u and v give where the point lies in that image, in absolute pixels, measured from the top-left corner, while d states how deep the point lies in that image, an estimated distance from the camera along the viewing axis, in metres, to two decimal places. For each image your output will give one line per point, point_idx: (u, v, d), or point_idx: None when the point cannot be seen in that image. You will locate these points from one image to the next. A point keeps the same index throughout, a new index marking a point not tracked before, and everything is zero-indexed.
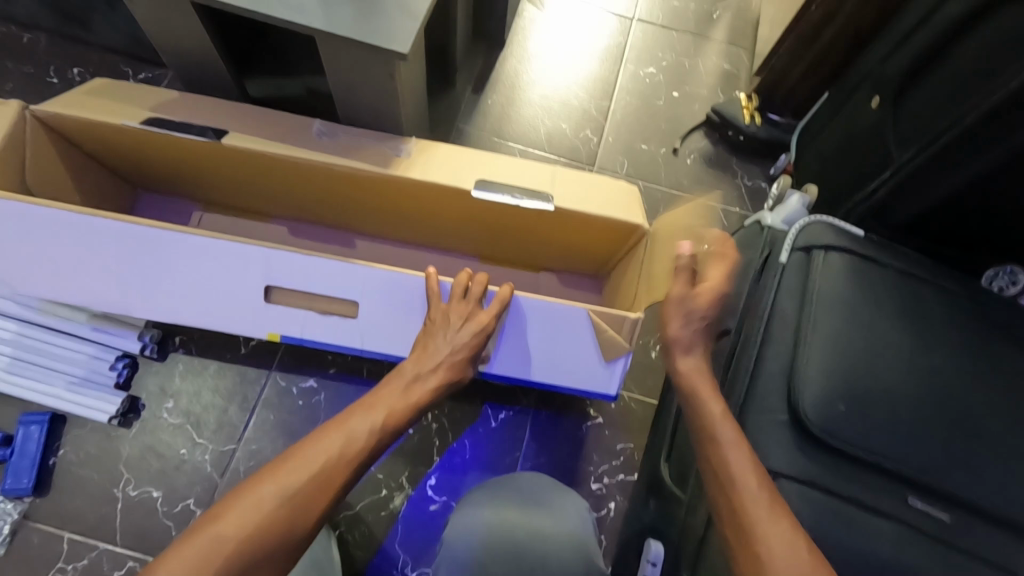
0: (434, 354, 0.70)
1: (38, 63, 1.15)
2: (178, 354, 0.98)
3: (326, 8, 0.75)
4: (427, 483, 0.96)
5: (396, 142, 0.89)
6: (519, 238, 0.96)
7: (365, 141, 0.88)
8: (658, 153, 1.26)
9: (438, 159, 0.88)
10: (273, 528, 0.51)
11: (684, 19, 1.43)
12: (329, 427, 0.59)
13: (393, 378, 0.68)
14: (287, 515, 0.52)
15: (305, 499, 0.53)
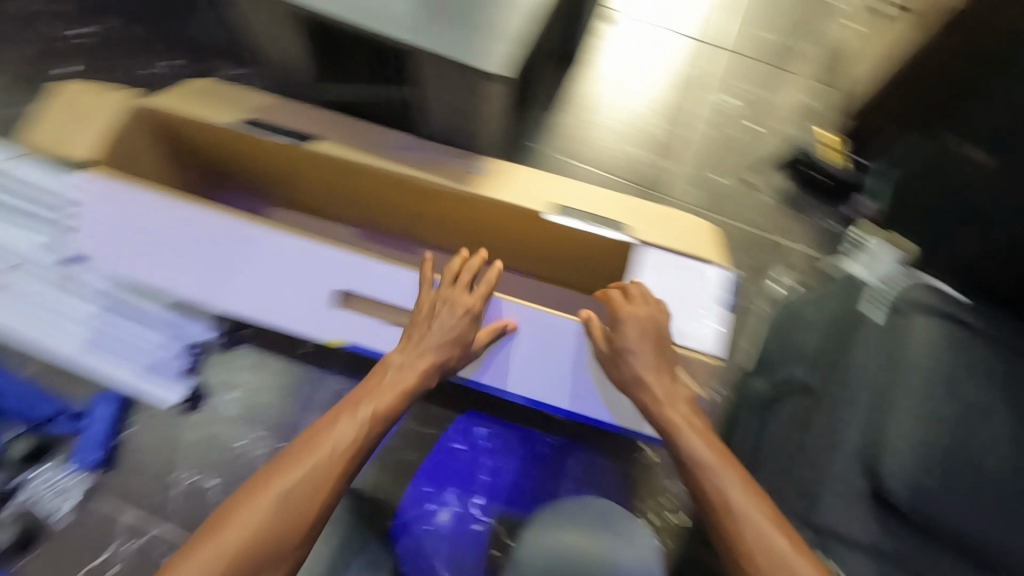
0: (419, 343, 0.71)
1: (140, 55, 1.21)
2: (244, 346, 1.01)
3: (422, 25, 0.74)
4: (473, 502, 0.95)
5: (474, 160, 0.87)
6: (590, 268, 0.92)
7: (444, 156, 0.87)
8: (729, 186, 1.23)
9: (514, 180, 0.86)
10: (275, 528, 0.58)
11: (770, 49, 1.38)
12: (319, 430, 0.65)
13: (375, 374, 0.71)
14: (289, 513, 0.59)
15: (304, 499, 0.60)
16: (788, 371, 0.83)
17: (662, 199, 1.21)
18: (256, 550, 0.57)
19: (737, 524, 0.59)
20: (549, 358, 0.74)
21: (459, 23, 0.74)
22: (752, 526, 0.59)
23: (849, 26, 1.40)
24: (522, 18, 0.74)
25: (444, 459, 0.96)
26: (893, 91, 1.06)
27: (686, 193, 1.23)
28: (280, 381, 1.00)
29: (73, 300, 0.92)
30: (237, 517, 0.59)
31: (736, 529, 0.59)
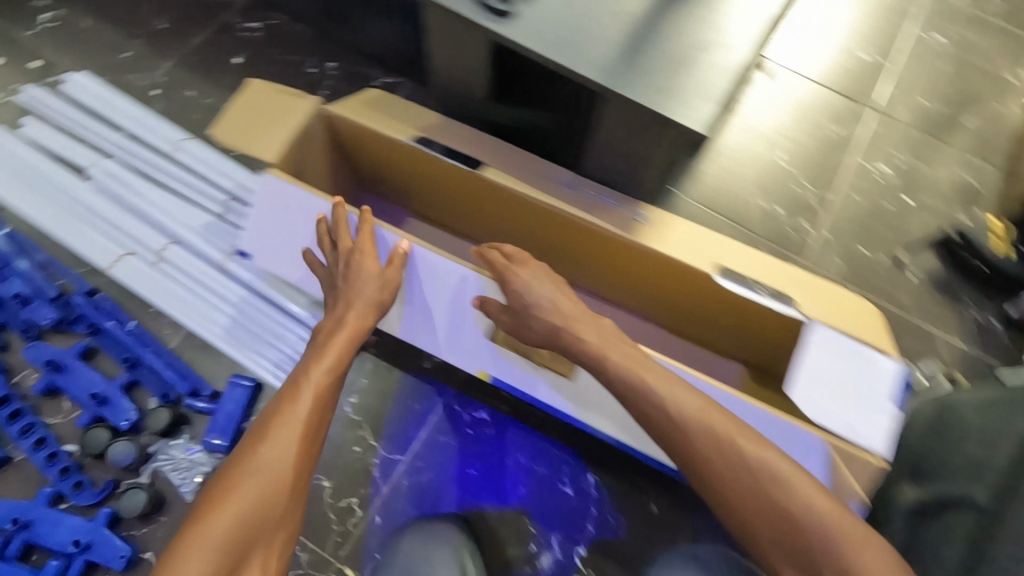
0: (343, 301, 0.74)
1: (301, 54, 1.26)
2: (368, 353, 1.01)
3: (630, 75, 0.73)
4: (551, 539, 0.93)
5: (636, 207, 0.86)
6: (729, 330, 0.90)
7: (608, 200, 0.86)
8: (877, 261, 1.16)
9: (677, 233, 0.84)
10: (261, 499, 0.60)
11: (928, 121, 1.31)
12: (282, 406, 0.65)
13: (320, 337, 0.73)
14: (272, 484, 0.61)
15: (281, 468, 0.61)
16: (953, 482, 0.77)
17: (803, 265, 1.15)
18: (254, 522, 0.59)
19: (723, 465, 0.61)
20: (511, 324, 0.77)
21: (666, 77, 0.74)
22: (749, 471, 0.61)
23: (1017, 108, 1.32)
24: (731, 80, 0.74)
25: (550, 500, 0.95)
26: None
27: (831, 261, 1.16)
28: (399, 392, 0.99)
29: (227, 283, 1.00)
30: (224, 505, 0.59)
31: (731, 481, 0.61)
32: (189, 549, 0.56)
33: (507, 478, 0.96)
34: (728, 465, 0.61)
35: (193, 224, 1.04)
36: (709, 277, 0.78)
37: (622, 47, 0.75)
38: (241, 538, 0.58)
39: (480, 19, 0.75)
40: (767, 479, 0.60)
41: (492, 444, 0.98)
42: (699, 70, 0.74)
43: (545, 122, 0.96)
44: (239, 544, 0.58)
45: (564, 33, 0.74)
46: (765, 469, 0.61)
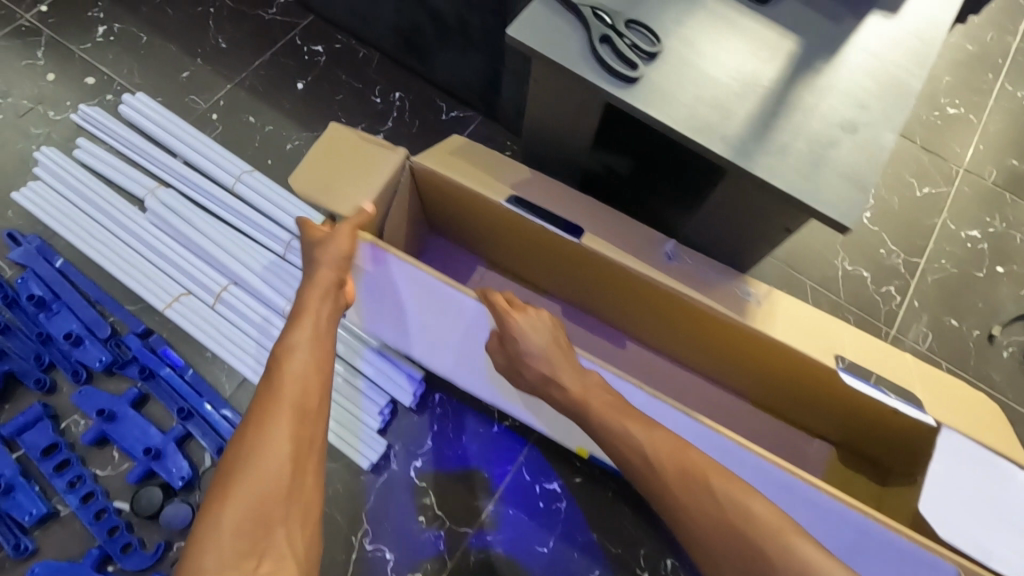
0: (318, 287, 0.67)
1: (367, 82, 1.20)
2: (434, 412, 0.96)
3: (767, 155, 0.67)
4: None
5: (743, 283, 0.80)
6: (826, 412, 0.85)
7: (712, 274, 0.80)
8: (969, 335, 1.10)
9: (787, 315, 0.78)
10: (259, 491, 0.51)
11: (1019, 183, 1.25)
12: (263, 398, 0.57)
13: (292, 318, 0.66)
14: (267, 474, 0.52)
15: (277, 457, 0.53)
16: None
17: (891, 335, 1.09)
18: (258, 516, 0.50)
19: (767, 542, 0.55)
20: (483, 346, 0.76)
21: (805, 157, 0.67)
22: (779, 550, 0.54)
23: None
24: (878, 163, 0.67)
25: None
26: None
27: (920, 333, 1.10)
28: (467, 457, 0.94)
29: None
30: (221, 501, 0.50)
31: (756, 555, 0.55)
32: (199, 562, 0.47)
33: (580, 558, 0.90)
34: (761, 534, 0.55)
35: (253, 263, 0.98)
36: (831, 370, 0.74)
37: (757, 121, 0.68)
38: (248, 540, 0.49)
39: (605, 84, 0.68)
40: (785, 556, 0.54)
41: (564, 519, 0.92)
42: (841, 150, 0.67)
43: (620, 165, 0.90)
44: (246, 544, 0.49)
45: (694, 104, 0.68)
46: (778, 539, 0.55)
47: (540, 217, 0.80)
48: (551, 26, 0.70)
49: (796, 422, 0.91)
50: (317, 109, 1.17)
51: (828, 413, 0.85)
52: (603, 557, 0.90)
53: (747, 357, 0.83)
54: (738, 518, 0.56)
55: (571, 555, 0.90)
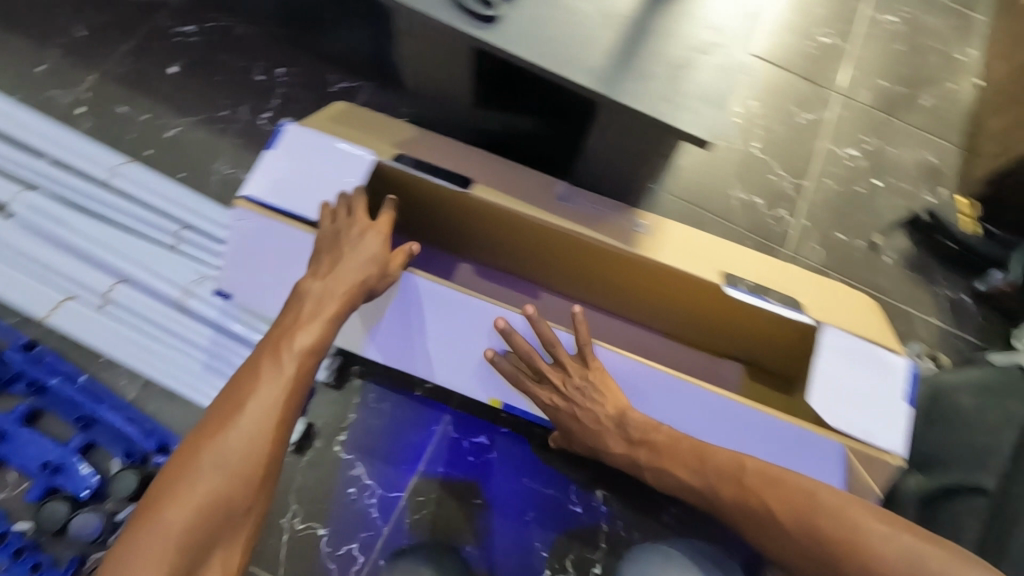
0: (341, 273, 0.67)
1: (248, 59, 1.14)
2: (354, 384, 0.95)
3: (631, 85, 0.68)
4: (535, 542, 0.90)
5: (633, 216, 0.83)
6: (731, 332, 0.87)
7: (604, 210, 0.83)
8: (855, 245, 1.18)
9: (677, 241, 0.83)
10: (230, 480, 0.54)
11: (887, 103, 1.34)
12: (251, 383, 0.59)
13: (302, 300, 0.66)
14: (235, 470, 0.55)
15: (248, 451, 0.55)
16: (968, 471, 0.77)
17: (786, 256, 1.16)
18: (224, 507, 0.53)
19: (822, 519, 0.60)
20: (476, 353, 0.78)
21: (667, 83, 0.69)
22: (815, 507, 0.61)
23: (969, 85, 1.36)
24: (734, 81, 0.70)
25: (560, 522, 0.91)
26: None
27: (812, 249, 1.17)
28: (392, 424, 0.94)
29: (190, 324, 0.90)
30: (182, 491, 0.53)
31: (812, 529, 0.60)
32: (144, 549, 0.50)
33: (513, 504, 0.91)
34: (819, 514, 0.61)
35: (141, 258, 0.93)
36: (718, 286, 0.79)
37: (619, 51, 0.69)
38: (203, 532, 0.52)
39: (466, 28, 0.68)
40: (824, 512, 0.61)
41: (496, 468, 0.93)
42: (700, 73, 0.70)
43: (520, 124, 0.87)
44: (199, 532, 0.52)
45: (558, 40, 0.69)
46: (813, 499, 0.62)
47: (426, 172, 0.79)
48: None
49: (710, 347, 0.93)
50: (196, 92, 1.11)
51: (734, 332, 0.87)
52: (536, 499, 0.92)
53: (649, 288, 0.85)
54: (771, 496, 0.64)
55: (507, 501, 0.92)
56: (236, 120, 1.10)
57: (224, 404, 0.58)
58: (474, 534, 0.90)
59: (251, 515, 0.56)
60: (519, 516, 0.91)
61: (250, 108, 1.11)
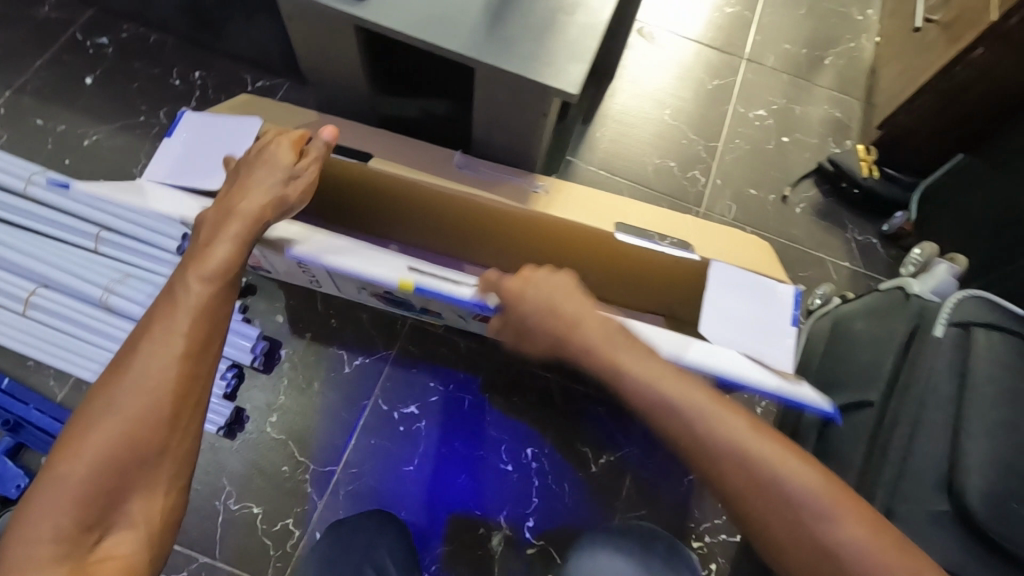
0: (245, 198, 0.59)
1: (164, 65, 1.17)
2: (283, 368, 0.97)
3: (498, 46, 0.72)
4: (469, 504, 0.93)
5: (532, 180, 0.87)
6: (637, 283, 0.91)
7: (502, 176, 0.86)
8: (766, 200, 1.23)
9: (574, 199, 0.86)
10: (130, 419, 0.45)
11: (794, 65, 1.39)
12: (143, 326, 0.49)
13: (205, 220, 0.57)
14: (135, 424, 0.45)
15: (150, 386, 0.46)
16: (859, 390, 0.82)
17: (701, 214, 1.21)
18: (129, 453, 0.45)
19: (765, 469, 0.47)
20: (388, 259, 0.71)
21: (534, 44, 0.73)
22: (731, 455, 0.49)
23: (870, 43, 1.42)
24: (598, 37, 0.74)
25: (491, 481, 0.94)
26: (931, 106, 1.08)
27: (726, 206, 1.22)
28: (323, 404, 0.96)
29: (112, 321, 0.92)
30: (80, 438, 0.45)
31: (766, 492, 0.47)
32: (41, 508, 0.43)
33: (445, 468, 0.95)
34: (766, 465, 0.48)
35: (62, 261, 0.94)
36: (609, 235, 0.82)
37: (486, 17, 0.73)
38: (111, 481, 0.45)
39: (337, 5, 0.72)
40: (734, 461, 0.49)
41: (427, 437, 0.96)
42: (565, 31, 0.74)
43: (437, 106, 0.95)
44: (97, 500, 0.44)
45: (427, 10, 0.72)
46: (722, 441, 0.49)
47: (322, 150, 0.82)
48: None
49: (625, 302, 0.98)
50: (113, 101, 1.13)
51: (642, 284, 0.92)
52: (466, 462, 0.95)
53: (556, 250, 0.89)
54: (723, 444, 0.49)
55: (438, 467, 0.95)
56: (155, 125, 1.12)
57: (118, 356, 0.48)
58: (408, 500, 0.93)
59: (170, 458, 0.47)
60: (451, 478, 0.94)
61: (168, 112, 1.13)
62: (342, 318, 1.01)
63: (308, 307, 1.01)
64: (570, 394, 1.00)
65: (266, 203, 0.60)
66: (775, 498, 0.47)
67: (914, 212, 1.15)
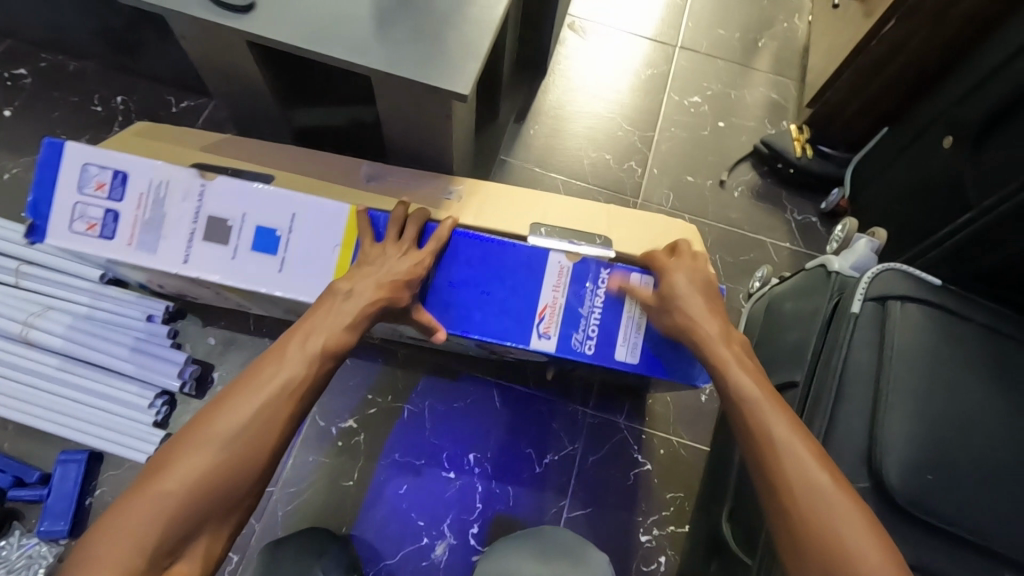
0: (376, 271, 0.62)
1: (85, 92, 1.15)
2: (216, 391, 0.96)
3: (388, 50, 0.71)
4: (411, 514, 0.92)
5: (446, 184, 0.86)
6: None
7: (414, 182, 0.85)
8: (704, 186, 1.23)
9: (490, 201, 0.86)
10: (223, 465, 0.48)
11: (729, 48, 1.38)
12: (263, 364, 0.54)
13: (323, 293, 0.60)
14: (226, 472, 0.48)
15: (250, 438, 0.49)
16: (787, 371, 0.81)
17: (639, 205, 1.20)
18: (214, 496, 0.47)
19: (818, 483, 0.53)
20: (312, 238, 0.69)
21: (425, 45, 0.72)
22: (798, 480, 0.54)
23: (804, 22, 1.41)
24: (491, 34, 0.73)
25: (434, 489, 0.93)
26: (853, 82, 1.09)
27: (664, 195, 1.22)
28: None
29: (35, 356, 0.91)
30: (172, 471, 0.46)
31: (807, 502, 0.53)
32: (117, 528, 0.43)
33: (386, 480, 0.93)
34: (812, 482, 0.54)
35: None
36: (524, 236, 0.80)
37: (375, 21, 0.72)
38: (193, 522, 0.46)
39: (220, 19, 0.70)
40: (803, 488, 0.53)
41: (367, 449, 0.95)
42: (457, 31, 0.73)
43: (365, 113, 0.95)
44: (179, 535, 0.45)
45: (314, 19, 0.72)
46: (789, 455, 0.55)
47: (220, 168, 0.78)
48: None
49: None
50: (33, 130, 1.11)
51: None
52: (408, 472, 0.94)
53: None
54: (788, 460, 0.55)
55: (378, 479, 0.93)
56: None
57: (234, 386, 0.52)
58: (349, 516, 0.91)
59: (241, 509, 0.49)
60: (392, 490, 0.93)
61: (90, 139, 1.11)
62: (274, 335, 0.99)
63: (240, 327, 0.99)
64: (512, 396, 0.99)
65: (386, 286, 0.61)
66: (807, 504, 0.53)
67: (848, 187, 1.16)
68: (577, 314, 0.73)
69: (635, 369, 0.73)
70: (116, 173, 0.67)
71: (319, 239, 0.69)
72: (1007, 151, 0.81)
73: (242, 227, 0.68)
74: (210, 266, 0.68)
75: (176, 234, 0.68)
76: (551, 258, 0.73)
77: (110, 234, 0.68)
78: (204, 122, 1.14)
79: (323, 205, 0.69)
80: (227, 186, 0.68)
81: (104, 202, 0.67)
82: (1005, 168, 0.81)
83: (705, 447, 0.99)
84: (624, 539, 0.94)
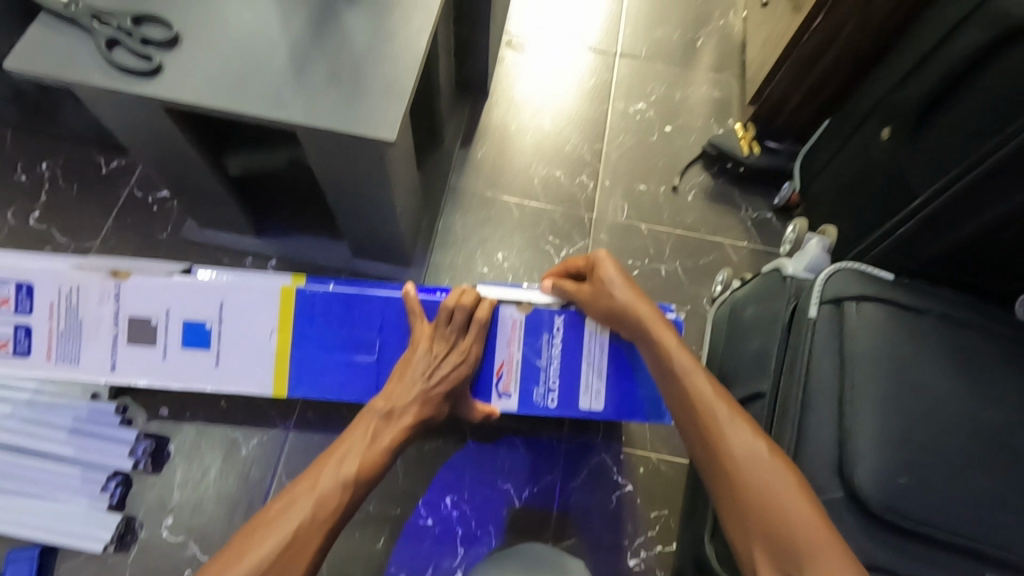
0: (408, 388, 0.70)
1: (5, 162, 1.09)
2: (174, 464, 0.91)
3: (308, 100, 0.68)
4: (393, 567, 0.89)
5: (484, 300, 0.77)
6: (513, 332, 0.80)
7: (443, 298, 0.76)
8: (658, 192, 1.22)
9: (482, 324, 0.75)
10: None
11: (669, 50, 1.37)
12: (297, 491, 0.57)
13: (358, 416, 0.67)
14: None
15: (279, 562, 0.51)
16: (753, 380, 0.80)
17: (594, 219, 1.19)
18: None
19: (759, 478, 0.55)
20: (246, 324, 0.77)
21: (347, 89, 0.69)
22: (763, 482, 0.55)
23: (739, 18, 1.42)
24: (414, 72, 0.71)
25: (412, 541, 0.90)
26: (791, 78, 1.10)
27: (617, 206, 1.20)
28: (220, 495, 0.90)
29: None
30: None
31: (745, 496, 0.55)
32: None
33: (361, 536, 0.90)
34: (754, 479, 0.56)
35: None
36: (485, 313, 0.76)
37: (293, 71, 0.70)
38: None
39: (126, 87, 0.67)
40: (767, 488, 0.55)
41: None
42: (380, 73, 0.71)
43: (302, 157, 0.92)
44: None
45: (228, 74, 0.69)
46: (760, 480, 0.55)
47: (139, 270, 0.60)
48: (57, 49, 0.68)
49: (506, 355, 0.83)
50: None
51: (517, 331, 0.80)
52: (384, 525, 0.91)
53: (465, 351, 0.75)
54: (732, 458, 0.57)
55: (351, 534, 0.90)
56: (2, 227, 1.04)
57: (264, 516, 0.55)
58: None
59: None
60: (369, 545, 0.89)
61: (15, 211, 1.05)
62: (231, 399, 0.95)
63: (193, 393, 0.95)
64: (483, 434, 0.97)
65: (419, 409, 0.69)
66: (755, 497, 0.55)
67: (799, 181, 1.16)
68: (535, 367, 0.80)
69: (600, 415, 0.81)
70: (19, 287, 0.75)
71: (253, 325, 0.77)
72: (944, 140, 0.82)
73: (167, 325, 0.77)
74: (137, 368, 0.77)
75: (96, 341, 0.76)
76: (503, 312, 0.80)
77: (24, 351, 0.76)
78: (137, 181, 1.10)
79: (259, 288, 0.77)
80: (140, 285, 0.76)
81: (13, 318, 0.76)
82: (943, 157, 0.82)
83: (684, 460, 0.98)
84: (611, 564, 0.92)
